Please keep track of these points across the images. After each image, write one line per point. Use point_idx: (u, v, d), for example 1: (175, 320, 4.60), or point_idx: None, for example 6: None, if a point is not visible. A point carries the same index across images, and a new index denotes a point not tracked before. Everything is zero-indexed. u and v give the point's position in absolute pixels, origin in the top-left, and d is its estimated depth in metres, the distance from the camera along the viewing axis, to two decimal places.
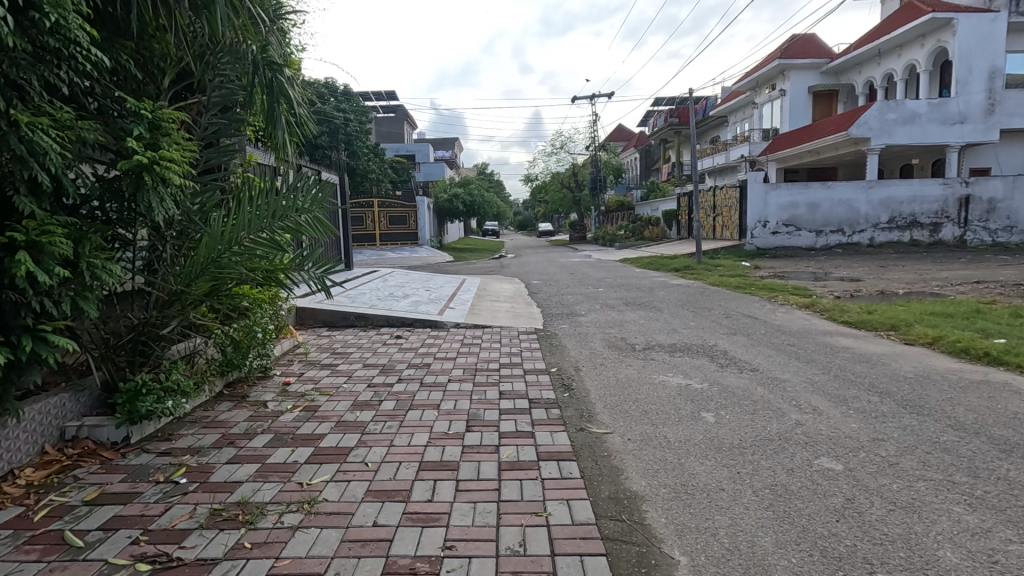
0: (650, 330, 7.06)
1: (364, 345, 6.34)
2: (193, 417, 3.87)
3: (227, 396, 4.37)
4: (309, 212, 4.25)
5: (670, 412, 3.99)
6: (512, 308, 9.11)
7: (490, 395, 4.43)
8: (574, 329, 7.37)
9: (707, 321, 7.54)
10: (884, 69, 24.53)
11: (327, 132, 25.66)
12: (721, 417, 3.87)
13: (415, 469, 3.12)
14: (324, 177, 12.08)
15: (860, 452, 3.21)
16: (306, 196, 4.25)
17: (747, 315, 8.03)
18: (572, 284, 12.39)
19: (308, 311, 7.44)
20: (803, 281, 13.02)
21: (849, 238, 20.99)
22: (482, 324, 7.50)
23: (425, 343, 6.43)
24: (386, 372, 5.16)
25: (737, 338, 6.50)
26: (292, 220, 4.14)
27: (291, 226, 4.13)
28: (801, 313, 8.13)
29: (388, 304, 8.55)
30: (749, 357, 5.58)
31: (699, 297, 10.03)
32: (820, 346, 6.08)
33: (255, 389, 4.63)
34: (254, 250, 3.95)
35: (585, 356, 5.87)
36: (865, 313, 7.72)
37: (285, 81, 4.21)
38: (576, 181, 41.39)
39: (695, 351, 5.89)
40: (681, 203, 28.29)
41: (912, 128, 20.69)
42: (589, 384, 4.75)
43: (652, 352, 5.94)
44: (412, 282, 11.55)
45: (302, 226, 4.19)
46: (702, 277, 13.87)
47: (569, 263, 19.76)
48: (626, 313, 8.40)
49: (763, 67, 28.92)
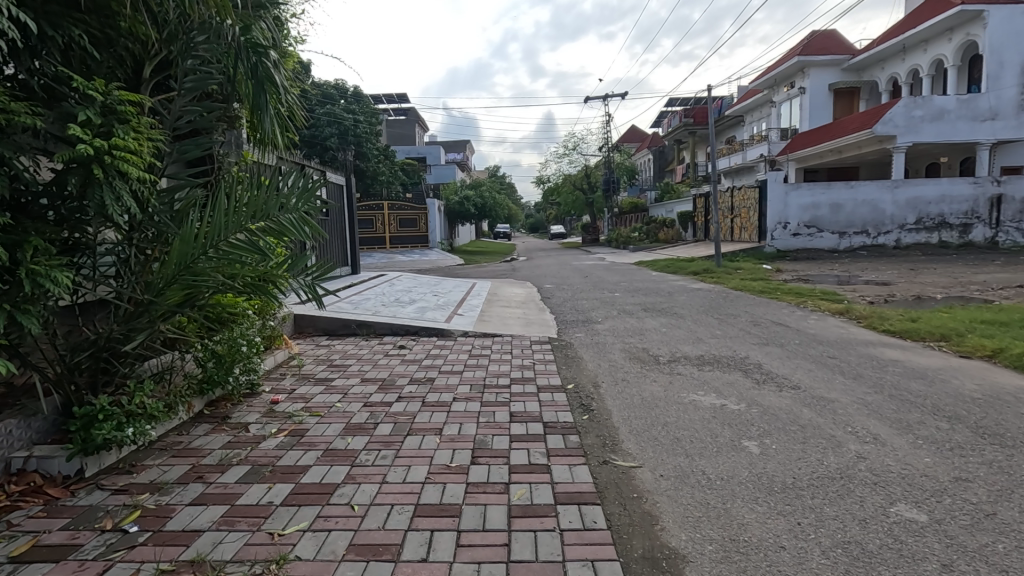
0: (673, 340, 6.52)
1: (363, 356, 5.88)
2: (163, 444, 3.42)
3: (206, 417, 3.93)
4: (295, 211, 3.78)
5: (706, 441, 3.46)
6: (523, 315, 8.61)
7: (499, 418, 3.93)
8: (590, 338, 6.85)
9: (734, 329, 6.98)
10: (908, 64, 23.73)
11: (337, 134, 25.46)
12: (767, 447, 3.33)
13: (409, 516, 2.62)
14: (329, 178, 11.69)
15: (944, 498, 2.66)
16: (293, 193, 3.77)
17: (778, 323, 7.46)
18: (587, 289, 11.87)
19: (306, 318, 6.99)
20: (830, 285, 12.37)
21: (873, 240, 20.22)
22: (491, 333, 7.00)
23: (430, 354, 5.95)
24: (384, 389, 4.68)
25: (770, 350, 5.94)
26: (277, 220, 3.66)
27: (275, 227, 3.66)
28: (835, 321, 7.54)
29: (393, 310, 8.09)
30: (788, 372, 5.02)
31: (723, 302, 9.47)
32: (864, 358, 5.51)
33: (239, 408, 4.18)
34: (233, 254, 3.49)
35: (604, 369, 5.35)
36: (908, 321, 7.10)
37: (270, 65, 3.75)
38: (589, 183, 40.83)
39: (725, 364, 5.34)
40: (697, 204, 27.63)
41: (941, 125, 19.88)
42: (610, 405, 4.23)
43: (678, 365, 5.40)
44: (420, 286, 11.09)
45: (287, 227, 3.71)
46: (723, 281, 13.28)
47: (583, 267, 19.22)
48: (645, 321, 7.86)
49: (781, 65, 28.18)
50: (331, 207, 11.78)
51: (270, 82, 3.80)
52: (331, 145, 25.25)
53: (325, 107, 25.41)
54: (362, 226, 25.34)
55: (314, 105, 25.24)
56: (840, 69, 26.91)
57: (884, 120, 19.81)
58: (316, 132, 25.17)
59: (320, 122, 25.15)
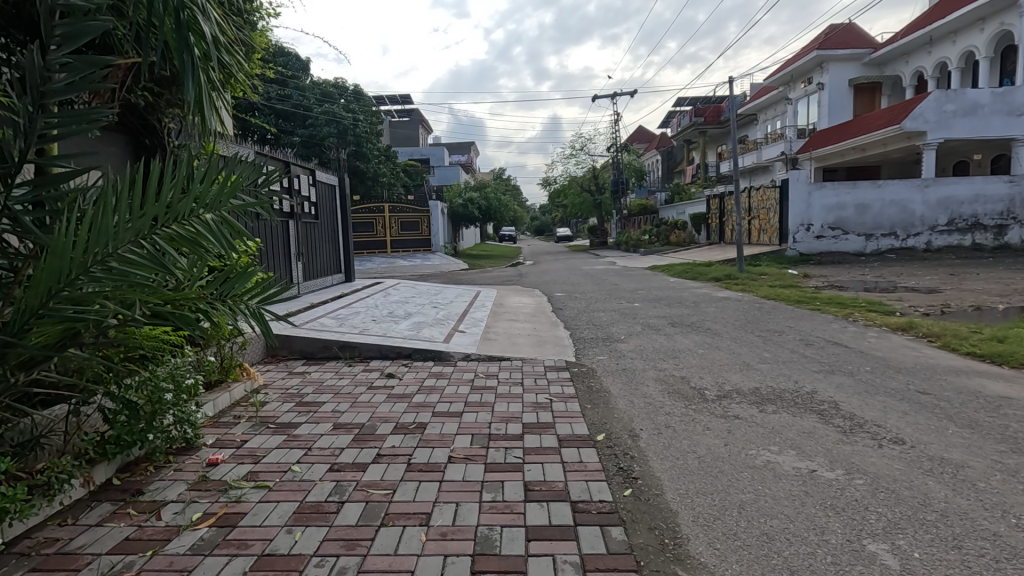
0: (717, 366, 5.46)
1: (342, 389, 4.83)
2: (25, 549, 2.38)
3: (109, 494, 2.89)
4: (216, 209, 2.72)
5: (813, 542, 2.39)
6: (534, 331, 7.54)
7: (510, 495, 2.88)
8: (615, 362, 5.78)
9: (786, 352, 5.89)
10: (935, 57, 22.55)
11: (336, 133, 24.31)
12: (909, 556, 2.27)
13: None
14: (319, 177, 10.67)
15: None
16: (215, 187, 2.67)
17: (834, 342, 6.37)
18: (602, 298, 10.79)
19: (280, 338, 5.97)
20: (871, 293, 11.22)
21: (902, 243, 19.03)
22: (498, 355, 5.93)
23: (423, 386, 4.90)
24: (359, 441, 3.64)
25: (839, 380, 4.86)
26: (190, 226, 2.55)
27: (187, 235, 2.53)
28: (901, 340, 6.43)
29: (384, 327, 7.03)
30: (878, 416, 3.91)
31: (759, 315, 8.37)
32: (965, 394, 4.40)
33: (161, 475, 3.13)
34: (126, 277, 2.39)
35: (639, 409, 4.28)
36: (993, 341, 5.97)
37: (196, 11, 2.80)
38: (596, 184, 39.69)
39: (791, 402, 4.26)
40: (710, 206, 26.48)
41: (974, 120, 18.71)
42: (658, 471, 3.17)
43: (732, 403, 4.31)
44: (418, 296, 10.02)
45: (204, 234, 2.57)
46: (750, 288, 12.17)
47: (594, 272, 18.13)
48: (677, 339, 6.78)
49: (798, 59, 27.02)
50: (322, 210, 10.74)
51: (198, 34, 2.88)
52: (329, 145, 24.06)
53: (323, 105, 24.37)
54: (361, 229, 24.34)
55: (312, 103, 24.16)
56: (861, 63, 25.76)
57: (913, 115, 18.70)
58: (314, 131, 23.92)
59: (318, 122, 23.96)
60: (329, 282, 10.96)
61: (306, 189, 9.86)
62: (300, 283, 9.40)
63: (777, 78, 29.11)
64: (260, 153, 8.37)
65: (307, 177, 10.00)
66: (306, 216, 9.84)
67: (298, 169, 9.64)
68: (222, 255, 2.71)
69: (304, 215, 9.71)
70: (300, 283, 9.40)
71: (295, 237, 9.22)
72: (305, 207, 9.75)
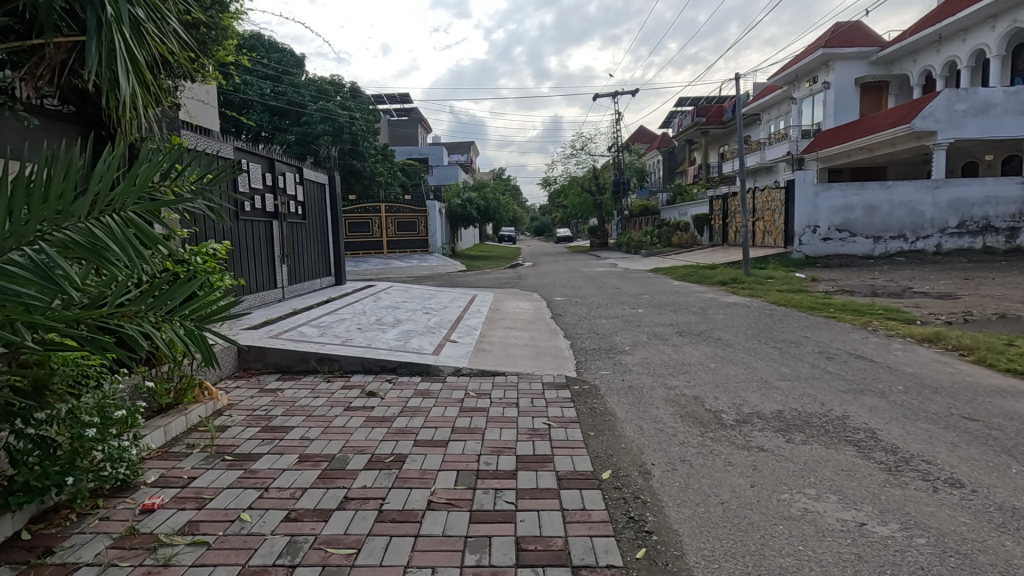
0: (733, 384, 4.95)
1: (315, 411, 4.32)
2: None
3: (11, 558, 2.36)
4: (128, 209, 2.17)
5: None
6: (532, 340, 7.04)
7: (499, 558, 2.37)
8: (620, 377, 5.27)
9: (806, 367, 5.39)
10: (944, 56, 22.06)
11: (332, 132, 23.83)
12: None
13: None
14: (306, 175, 10.16)
15: None
16: (125, 182, 2.13)
17: (856, 355, 5.87)
18: (604, 303, 10.29)
19: (253, 350, 5.47)
20: (886, 299, 10.71)
21: (911, 245, 18.54)
22: (491, 370, 5.42)
23: (406, 407, 4.39)
24: (324, 480, 3.12)
25: (871, 402, 4.35)
26: (88, 231, 2.00)
27: (85, 244, 1.98)
28: (930, 353, 5.94)
29: (370, 336, 6.54)
30: (924, 449, 3.41)
31: (771, 323, 7.87)
32: (1017, 420, 3.89)
33: (83, 526, 2.62)
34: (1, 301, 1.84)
35: (649, 437, 3.77)
36: None
37: None
38: (597, 185, 39.11)
39: (822, 431, 3.76)
40: (713, 207, 25.99)
41: (985, 120, 18.21)
42: (675, 523, 2.66)
43: (753, 431, 3.80)
44: (410, 301, 9.52)
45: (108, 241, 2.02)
46: (758, 293, 11.67)
47: (595, 274, 17.66)
48: (687, 351, 6.28)
49: (803, 58, 26.55)
50: (310, 210, 10.26)
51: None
52: (325, 143, 23.58)
53: (318, 102, 23.91)
54: (357, 229, 23.87)
55: (307, 100, 23.72)
56: (867, 62, 25.27)
57: (923, 114, 18.22)
58: (309, 128, 23.45)
59: (314, 119, 23.51)
60: (318, 285, 10.47)
61: (293, 188, 9.38)
62: (285, 287, 8.92)
63: (781, 78, 28.65)
64: (244, 149, 7.89)
65: (294, 175, 9.52)
66: (293, 216, 9.35)
67: (285, 167, 9.16)
68: (137, 266, 2.17)
69: (290, 215, 9.24)
70: (285, 287, 8.92)
71: (280, 238, 8.74)
72: (291, 207, 9.27)
